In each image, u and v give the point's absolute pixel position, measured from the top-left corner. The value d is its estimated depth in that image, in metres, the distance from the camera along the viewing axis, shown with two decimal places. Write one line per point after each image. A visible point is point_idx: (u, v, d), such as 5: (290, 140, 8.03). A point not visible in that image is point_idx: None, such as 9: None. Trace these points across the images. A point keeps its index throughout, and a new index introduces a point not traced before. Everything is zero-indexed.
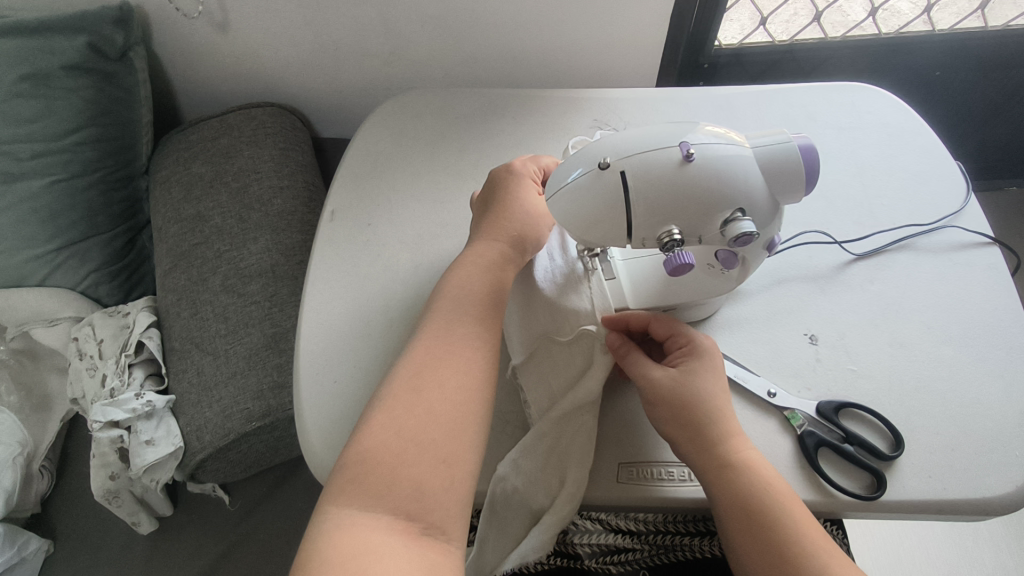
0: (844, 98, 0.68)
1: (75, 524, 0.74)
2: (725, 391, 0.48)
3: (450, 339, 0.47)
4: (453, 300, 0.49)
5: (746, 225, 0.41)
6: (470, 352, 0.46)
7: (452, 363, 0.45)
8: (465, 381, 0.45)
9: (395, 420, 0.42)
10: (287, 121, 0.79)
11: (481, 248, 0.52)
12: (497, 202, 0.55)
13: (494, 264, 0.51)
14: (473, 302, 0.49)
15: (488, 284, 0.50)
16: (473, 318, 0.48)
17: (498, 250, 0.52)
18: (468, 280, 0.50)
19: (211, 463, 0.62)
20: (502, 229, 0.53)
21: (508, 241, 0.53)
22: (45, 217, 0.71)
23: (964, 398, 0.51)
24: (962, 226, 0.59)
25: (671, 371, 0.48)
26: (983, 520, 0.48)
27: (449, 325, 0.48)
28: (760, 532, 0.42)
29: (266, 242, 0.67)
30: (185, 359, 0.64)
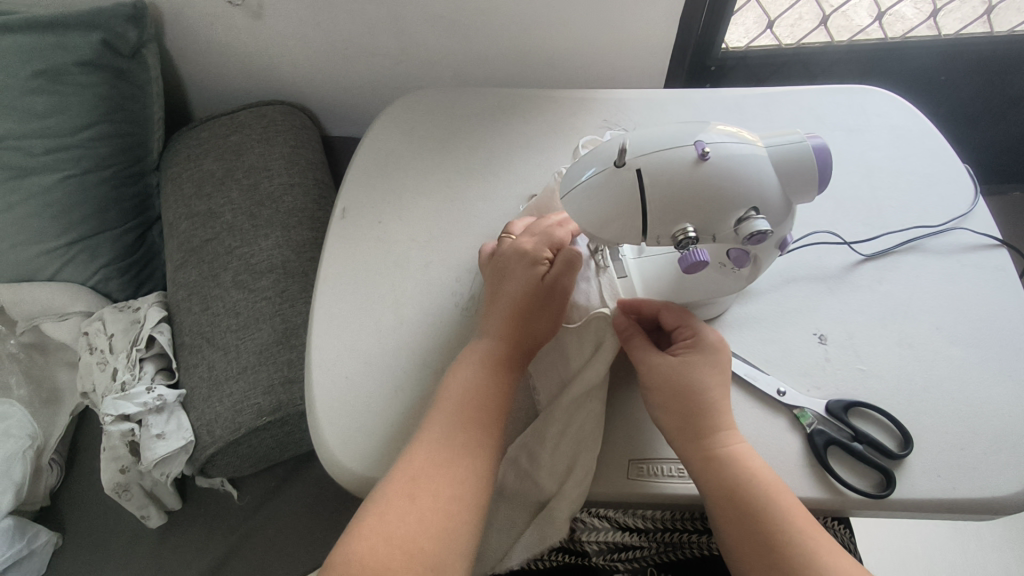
0: (852, 101, 0.69)
1: (82, 518, 0.74)
2: (726, 384, 0.48)
3: (448, 445, 0.45)
4: (453, 402, 0.47)
5: (761, 224, 0.41)
6: (469, 464, 0.45)
7: (448, 474, 0.44)
8: (459, 496, 0.43)
9: (385, 527, 0.41)
10: (298, 120, 0.79)
11: (479, 353, 0.49)
12: (502, 299, 0.51)
13: (494, 372, 0.48)
14: (474, 407, 0.47)
15: (488, 392, 0.47)
16: (472, 425, 0.46)
17: (499, 355, 0.49)
18: (467, 383, 0.47)
19: (221, 458, 0.62)
20: (504, 332, 0.50)
21: (508, 347, 0.49)
22: (57, 213, 0.71)
23: (973, 399, 0.51)
24: (970, 228, 0.60)
25: (673, 362, 0.48)
26: (990, 519, 0.48)
27: (449, 430, 0.45)
28: (748, 524, 0.43)
29: (277, 238, 0.68)
30: (196, 354, 0.64)
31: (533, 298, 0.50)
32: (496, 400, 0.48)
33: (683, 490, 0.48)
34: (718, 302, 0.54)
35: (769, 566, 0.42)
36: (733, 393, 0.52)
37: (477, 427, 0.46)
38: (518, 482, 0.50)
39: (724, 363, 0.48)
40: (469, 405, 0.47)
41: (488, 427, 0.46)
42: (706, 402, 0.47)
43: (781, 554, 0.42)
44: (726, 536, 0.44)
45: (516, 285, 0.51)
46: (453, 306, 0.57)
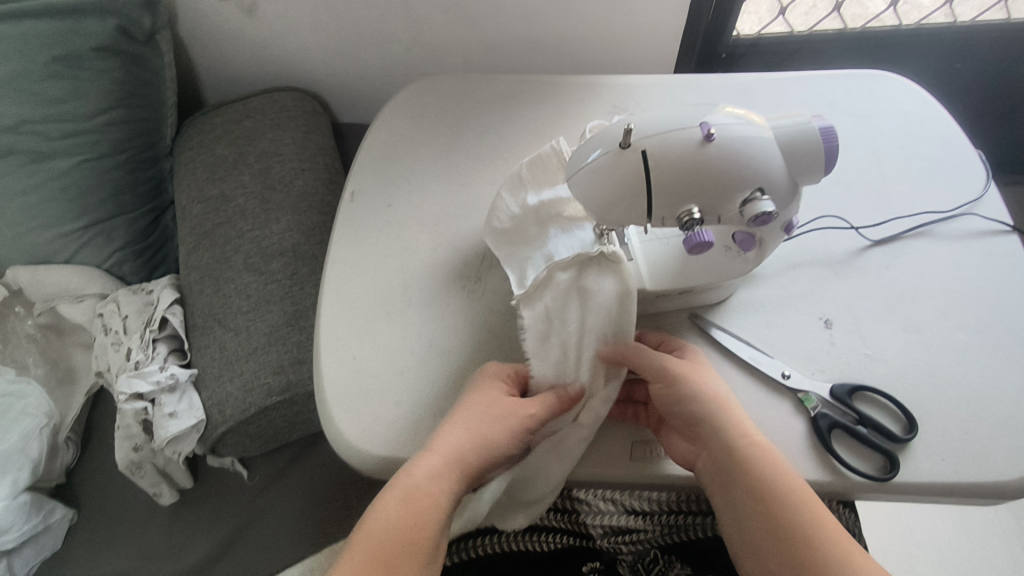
0: (862, 86, 0.68)
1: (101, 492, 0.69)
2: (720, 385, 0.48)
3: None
4: (367, 544, 0.40)
5: (767, 205, 0.40)
6: None
7: None
8: None
9: None
10: (308, 106, 0.80)
11: (411, 470, 0.43)
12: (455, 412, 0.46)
13: (426, 500, 0.42)
14: (390, 550, 0.40)
15: (411, 527, 0.41)
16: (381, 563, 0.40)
17: (434, 471, 0.43)
18: (392, 520, 0.41)
19: (231, 437, 0.62)
20: (445, 444, 0.44)
21: (446, 462, 0.44)
22: (73, 195, 0.71)
23: (979, 384, 0.51)
24: (982, 214, 0.59)
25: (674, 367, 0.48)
26: (996, 504, 0.48)
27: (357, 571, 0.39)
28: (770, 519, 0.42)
29: (287, 222, 0.69)
30: (207, 335, 0.65)
31: (489, 409, 0.46)
32: (418, 536, 0.41)
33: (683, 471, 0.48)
34: (724, 287, 0.54)
35: (798, 560, 0.41)
36: (738, 376, 0.53)
37: (392, 565, 0.40)
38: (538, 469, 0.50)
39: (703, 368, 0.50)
40: (386, 546, 0.40)
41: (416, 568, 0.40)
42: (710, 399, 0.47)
43: (804, 543, 0.41)
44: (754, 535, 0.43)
45: (479, 400, 0.47)
46: (460, 289, 0.58)
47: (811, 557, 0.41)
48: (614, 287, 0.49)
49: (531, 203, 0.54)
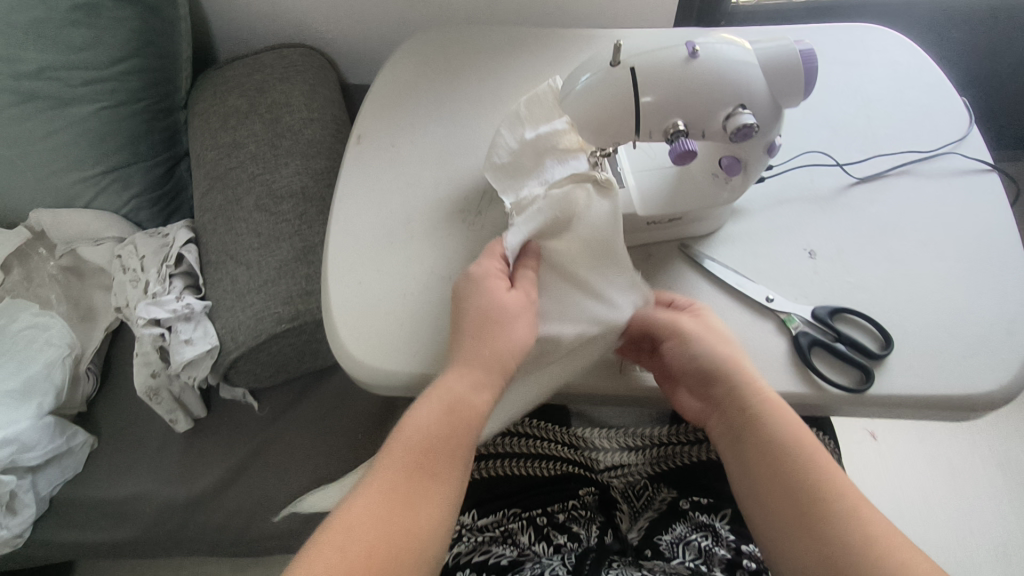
0: (853, 38, 0.70)
1: (117, 422, 0.72)
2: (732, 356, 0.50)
3: (399, 486, 0.43)
4: (408, 445, 0.45)
5: (747, 118, 0.43)
6: (427, 513, 0.43)
7: (389, 521, 0.42)
8: (408, 550, 0.41)
9: None
10: (318, 62, 0.83)
11: (452, 383, 0.46)
12: (477, 315, 0.48)
13: (466, 414, 0.45)
14: (430, 452, 0.45)
15: (451, 436, 0.45)
16: (421, 464, 0.44)
17: (473, 386, 0.46)
18: (430, 425, 0.45)
19: (243, 365, 0.65)
20: (480, 355, 0.47)
21: (483, 370, 0.47)
22: (93, 141, 0.75)
23: (954, 307, 0.53)
24: (964, 153, 0.61)
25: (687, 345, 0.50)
26: (968, 418, 0.51)
27: (400, 471, 0.44)
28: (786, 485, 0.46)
29: (297, 166, 0.72)
30: (220, 270, 0.68)
31: (516, 315, 0.49)
32: (455, 444, 0.45)
33: None
34: (711, 217, 0.57)
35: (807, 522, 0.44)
36: (723, 300, 0.55)
37: (433, 465, 0.44)
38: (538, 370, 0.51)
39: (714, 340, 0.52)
40: (426, 450, 0.45)
41: (450, 471, 0.45)
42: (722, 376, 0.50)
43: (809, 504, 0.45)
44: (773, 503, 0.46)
45: (500, 308, 0.48)
46: (461, 221, 0.61)
47: (816, 513, 0.44)
48: (606, 206, 0.51)
49: (529, 137, 0.57)
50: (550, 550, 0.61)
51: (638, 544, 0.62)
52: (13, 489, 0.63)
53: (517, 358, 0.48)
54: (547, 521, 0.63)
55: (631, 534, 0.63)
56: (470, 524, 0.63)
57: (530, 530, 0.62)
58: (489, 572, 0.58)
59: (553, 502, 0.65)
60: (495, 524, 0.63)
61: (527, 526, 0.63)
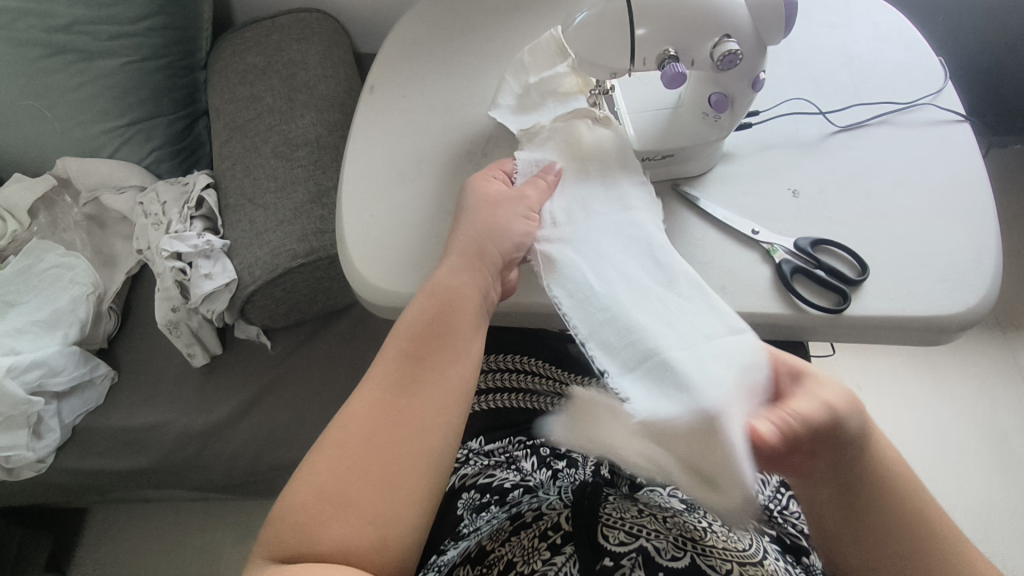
0: (839, 2, 0.74)
1: (137, 359, 0.76)
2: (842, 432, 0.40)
3: (400, 368, 0.46)
4: (405, 332, 0.48)
5: (732, 45, 0.47)
6: (427, 389, 0.45)
7: (392, 398, 0.44)
8: (411, 424, 0.43)
9: (330, 460, 0.41)
10: (331, 25, 0.87)
11: (442, 275, 0.50)
12: (466, 219, 0.53)
13: (456, 299, 0.49)
14: (428, 334, 0.47)
15: (443, 318, 0.48)
16: (420, 346, 0.47)
17: (460, 274, 0.50)
18: (423, 311, 0.48)
19: (259, 301, 0.69)
20: (465, 247, 0.51)
21: (467, 256, 0.51)
22: (118, 94, 0.79)
23: (927, 240, 0.57)
24: (939, 105, 0.65)
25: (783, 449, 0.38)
26: (938, 339, 0.55)
27: (401, 353, 0.47)
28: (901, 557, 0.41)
29: (312, 118, 0.76)
30: (239, 212, 0.72)
31: (507, 209, 0.53)
32: (449, 326, 0.48)
33: None
34: (701, 159, 0.60)
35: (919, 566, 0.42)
36: (712, 234, 0.59)
37: (432, 347, 0.47)
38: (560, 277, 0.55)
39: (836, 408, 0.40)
40: (422, 332, 0.47)
41: (444, 351, 0.47)
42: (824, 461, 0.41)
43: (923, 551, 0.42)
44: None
45: (483, 205, 0.53)
46: (468, 162, 0.65)
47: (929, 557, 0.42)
48: (608, 134, 0.57)
49: (532, 81, 0.62)
50: (550, 475, 0.62)
51: None
52: (40, 413, 0.67)
53: (501, 242, 0.52)
54: (550, 450, 0.64)
55: None
56: (477, 449, 0.66)
57: (533, 457, 0.64)
58: (492, 492, 0.61)
59: None
60: (501, 449, 0.65)
61: (529, 454, 0.64)
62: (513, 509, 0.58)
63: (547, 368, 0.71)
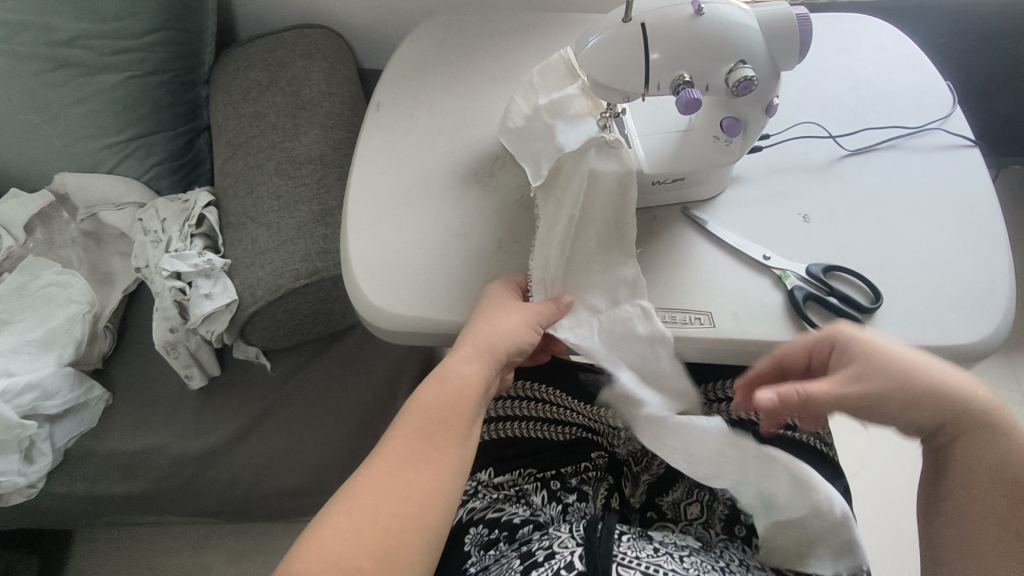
0: (846, 25, 0.74)
1: (133, 380, 0.74)
2: (902, 365, 0.45)
3: (408, 456, 0.46)
4: (416, 420, 0.48)
5: (747, 72, 0.47)
6: (430, 483, 0.46)
7: (401, 487, 0.45)
8: (413, 514, 0.44)
9: (332, 538, 0.41)
10: (336, 41, 0.86)
11: (454, 365, 0.50)
12: (480, 313, 0.52)
13: (464, 395, 0.49)
14: (436, 427, 0.48)
15: (450, 414, 0.48)
16: (428, 438, 0.47)
17: (471, 369, 0.50)
18: (434, 401, 0.49)
19: (260, 321, 0.68)
20: (479, 340, 0.50)
21: (481, 351, 0.50)
22: (119, 109, 0.78)
23: (938, 267, 0.57)
24: (948, 130, 0.65)
25: (832, 381, 0.45)
26: (951, 369, 0.54)
27: (409, 441, 0.47)
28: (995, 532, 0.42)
29: (316, 135, 0.75)
30: (241, 231, 0.70)
31: (518, 304, 0.53)
32: (454, 422, 0.48)
33: (681, 332, 0.54)
34: (711, 182, 0.60)
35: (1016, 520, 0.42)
36: (723, 258, 0.58)
37: (438, 441, 0.47)
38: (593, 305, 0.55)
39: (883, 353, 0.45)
40: (432, 423, 0.48)
41: (448, 447, 0.48)
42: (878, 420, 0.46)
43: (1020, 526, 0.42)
44: (955, 550, 0.44)
45: (496, 297, 0.53)
46: (476, 183, 0.64)
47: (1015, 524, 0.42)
48: (619, 163, 0.56)
49: (542, 103, 0.62)
50: (560, 511, 0.62)
51: (642, 505, 0.65)
52: (32, 436, 0.65)
53: (514, 338, 0.52)
54: (561, 483, 0.64)
55: (636, 498, 0.65)
56: (486, 481, 0.64)
57: (544, 491, 0.63)
58: (501, 529, 0.59)
59: (569, 464, 0.66)
60: (511, 483, 0.63)
61: (540, 487, 0.63)
62: (524, 548, 0.55)
63: (561, 397, 0.71)
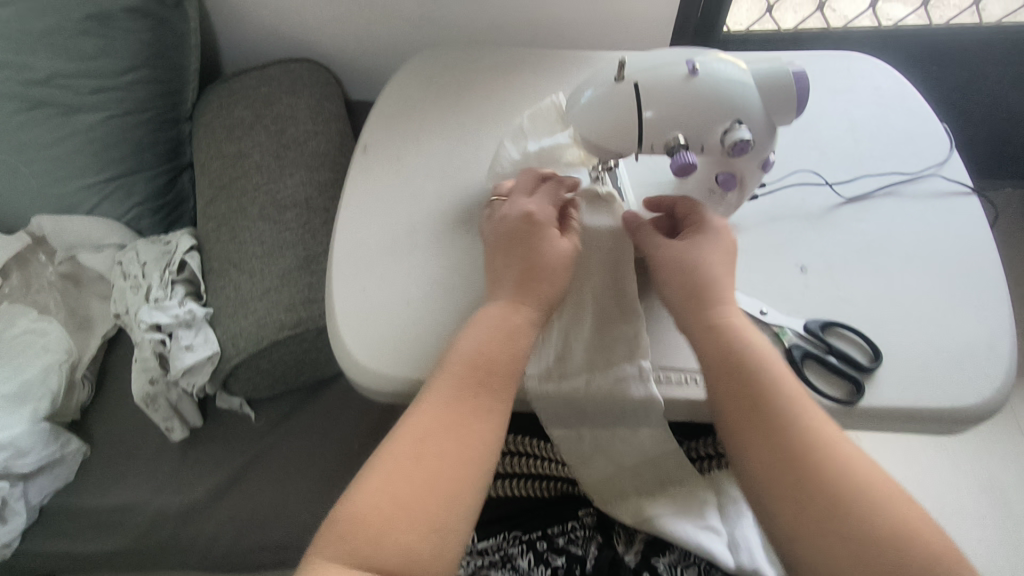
0: (841, 64, 0.73)
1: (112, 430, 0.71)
2: (726, 273, 0.51)
3: (458, 398, 0.48)
4: (462, 366, 0.49)
5: (743, 133, 0.45)
6: (479, 429, 0.47)
7: (455, 436, 0.47)
8: (468, 457, 0.46)
9: (390, 484, 0.44)
10: (323, 76, 0.85)
11: (505, 312, 0.51)
12: (526, 254, 0.53)
13: (517, 337, 0.50)
14: (482, 371, 0.49)
15: (503, 356, 0.50)
16: (477, 385, 0.49)
17: (521, 314, 0.51)
18: (479, 347, 0.50)
19: (243, 373, 0.66)
20: (529, 290, 0.52)
21: (525, 301, 0.52)
22: (98, 149, 0.76)
23: (937, 322, 0.56)
24: (945, 176, 0.64)
25: (677, 251, 0.52)
26: (952, 430, 0.53)
27: (457, 386, 0.48)
28: (739, 380, 0.46)
29: (301, 177, 0.73)
30: (223, 278, 0.68)
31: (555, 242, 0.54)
32: (509, 363, 0.50)
33: (677, 393, 0.53)
34: None
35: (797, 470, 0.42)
36: None
37: (484, 390, 0.49)
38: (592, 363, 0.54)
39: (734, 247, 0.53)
40: (478, 370, 0.49)
41: (505, 382, 0.49)
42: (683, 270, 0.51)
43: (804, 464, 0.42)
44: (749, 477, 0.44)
45: (535, 245, 0.53)
46: (464, 232, 0.62)
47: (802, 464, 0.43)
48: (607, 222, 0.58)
49: (531, 149, 0.60)
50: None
51: (636, 566, 0.62)
52: (4, 495, 0.63)
53: (555, 279, 0.53)
54: (546, 545, 0.64)
55: (627, 556, 0.63)
56: (472, 547, 0.66)
57: (529, 555, 0.64)
58: None
59: (553, 524, 0.66)
60: (495, 548, 0.65)
61: (526, 550, 0.64)
62: None
63: (552, 451, 0.65)
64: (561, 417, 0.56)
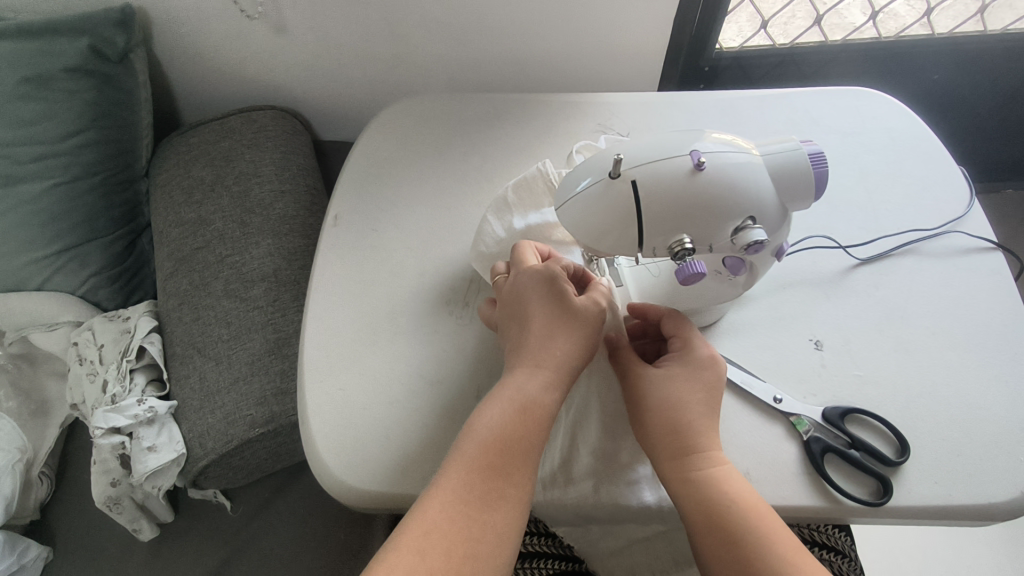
0: (847, 103, 0.68)
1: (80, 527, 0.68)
2: (696, 405, 0.47)
3: (472, 486, 0.41)
4: (479, 444, 0.43)
5: (758, 233, 0.40)
6: (495, 520, 0.41)
7: (465, 529, 0.40)
8: (479, 551, 0.40)
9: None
10: (288, 125, 0.78)
11: (524, 384, 0.46)
12: (543, 315, 0.48)
13: (538, 413, 0.45)
14: (500, 451, 0.43)
15: (523, 437, 0.44)
16: (493, 467, 0.42)
17: (541, 385, 0.45)
18: (502, 425, 0.44)
19: (214, 470, 0.60)
20: (552, 359, 0.47)
21: (548, 368, 0.46)
22: (45, 221, 0.69)
23: (968, 405, 0.51)
24: (966, 231, 0.59)
25: (648, 381, 0.49)
26: (988, 525, 0.48)
27: (475, 474, 0.42)
28: (716, 538, 0.43)
29: (268, 246, 0.67)
30: (187, 365, 0.63)
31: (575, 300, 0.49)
32: (528, 447, 0.44)
33: None
34: (715, 309, 0.54)
35: None
36: (730, 401, 0.52)
37: (506, 472, 0.42)
38: (598, 467, 0.50)
39: (712, 382, 0.48)
40: (500, 450, 0.43)
41: (524, 471, 0.43)
42: (659, 402, 0.48)
43: None
44: None
45: (551, 302, 0.48)
46: (447, 313, 0.56)
47: None
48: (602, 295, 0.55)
49: (518, 226, 0.55)
50: None
51: None
52: None
53: (577, 346, 0.47)
54: None
55: None
56: None
57: None
58: None
59: None
60: None
61: None
62: None
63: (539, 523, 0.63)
64: (563, 522, 0.51)
